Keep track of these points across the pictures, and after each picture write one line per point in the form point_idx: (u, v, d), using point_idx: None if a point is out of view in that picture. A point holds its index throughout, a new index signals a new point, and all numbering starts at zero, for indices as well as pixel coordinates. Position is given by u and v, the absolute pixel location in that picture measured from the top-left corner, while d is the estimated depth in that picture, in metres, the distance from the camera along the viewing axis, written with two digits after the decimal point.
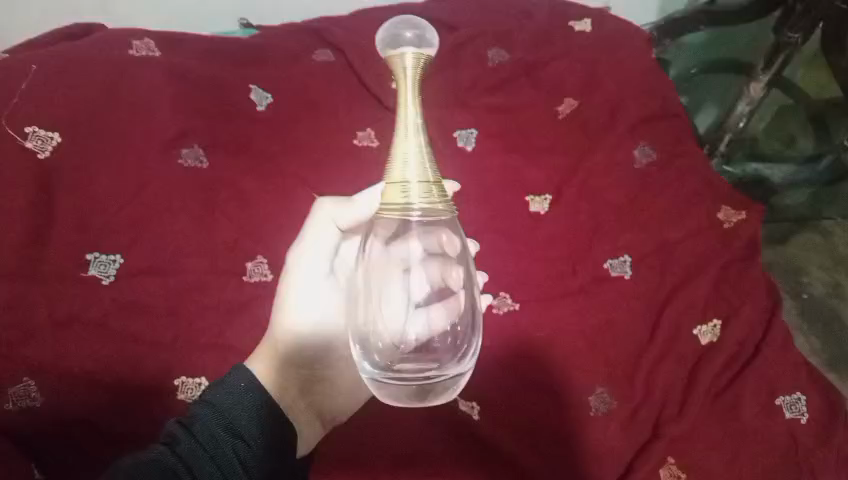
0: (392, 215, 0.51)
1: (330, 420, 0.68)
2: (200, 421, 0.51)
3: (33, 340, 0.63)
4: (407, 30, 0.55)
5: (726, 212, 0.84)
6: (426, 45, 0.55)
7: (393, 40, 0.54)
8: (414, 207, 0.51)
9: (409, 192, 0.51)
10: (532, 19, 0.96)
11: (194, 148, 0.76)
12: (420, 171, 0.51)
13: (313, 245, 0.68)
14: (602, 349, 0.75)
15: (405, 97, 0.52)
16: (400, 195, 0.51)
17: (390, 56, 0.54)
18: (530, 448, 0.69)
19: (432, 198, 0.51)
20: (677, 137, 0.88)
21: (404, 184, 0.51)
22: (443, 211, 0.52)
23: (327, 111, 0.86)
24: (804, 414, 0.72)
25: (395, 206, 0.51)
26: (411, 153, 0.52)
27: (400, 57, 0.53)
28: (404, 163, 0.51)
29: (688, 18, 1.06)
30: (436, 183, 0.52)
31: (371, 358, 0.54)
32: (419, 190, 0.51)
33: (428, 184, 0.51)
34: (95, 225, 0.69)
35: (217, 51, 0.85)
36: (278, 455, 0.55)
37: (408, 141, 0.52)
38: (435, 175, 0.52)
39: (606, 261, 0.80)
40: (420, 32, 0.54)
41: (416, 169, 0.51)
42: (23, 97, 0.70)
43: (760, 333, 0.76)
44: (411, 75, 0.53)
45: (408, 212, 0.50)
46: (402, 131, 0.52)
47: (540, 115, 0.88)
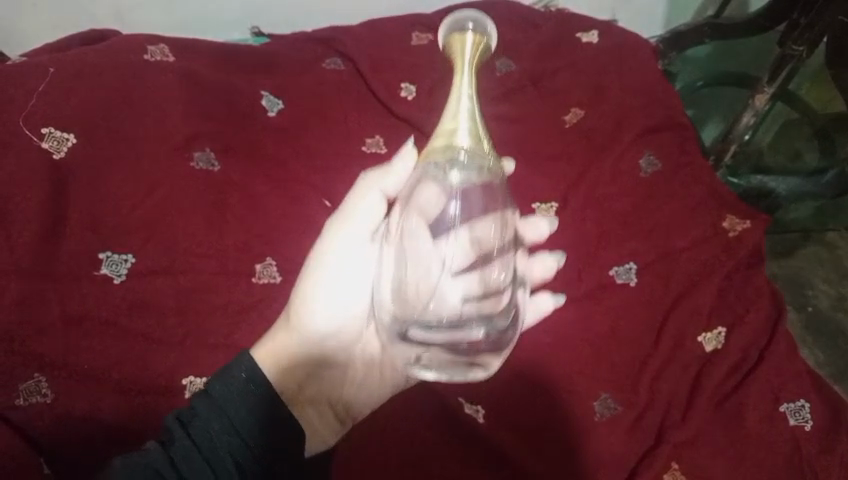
0: (436, 158, 0.52)
1: (347, 416, 0.64)
2: (196, 418, 0.49)
3: (46, 337, 0.64)
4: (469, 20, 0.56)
5: (731, 220, 0.84)
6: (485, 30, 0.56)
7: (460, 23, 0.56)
8: (459, 150, 0.51)
9: (456, 136, 0.51)
10: (539, 31, 0.98)
11: (206, 151, 0.78)
12: (471, 122, 0.52)
13: (352, 219, 0.61)
14: (608, 355, 0.75)
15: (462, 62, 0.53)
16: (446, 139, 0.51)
17: (451, 39, 0.55)
18: (536, 453, 0.69)
19: (479, 145, 0.52)
20: (683, 145, 0.89)
21: (452, 126, 0.51)
22: (487, 165, 0.53)
23: (336, 117, 0.87)
24: (808, 421, 0.72)
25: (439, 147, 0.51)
26: (461, 107, 0.51)
27: (460, 41, 0.55)
28: (454, 115, 0.51)
29: (693, 31, 1.07)
30: (484, 138, 0.52)
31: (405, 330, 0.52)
32: (467, 134, 0.51)
33: (476, 134, 0.52)
34: (108, 225, 0.70)
35: (230, 58, 0.87)
36: (281, 457, 0.51)
37: (461, 94, 0.52)
38: (484, 130, 0.52)
39: (611, 268, 0.81)
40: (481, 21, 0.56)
41: (466, 115, 0.51)
42: (40, 99, 0.71)
43: (765, 341, 0.77)
44: (471, 49, 0.54)
45: (451, 152, 0.51)
46: (456, 89, 0.52)
47: (546, 123, 0.90)
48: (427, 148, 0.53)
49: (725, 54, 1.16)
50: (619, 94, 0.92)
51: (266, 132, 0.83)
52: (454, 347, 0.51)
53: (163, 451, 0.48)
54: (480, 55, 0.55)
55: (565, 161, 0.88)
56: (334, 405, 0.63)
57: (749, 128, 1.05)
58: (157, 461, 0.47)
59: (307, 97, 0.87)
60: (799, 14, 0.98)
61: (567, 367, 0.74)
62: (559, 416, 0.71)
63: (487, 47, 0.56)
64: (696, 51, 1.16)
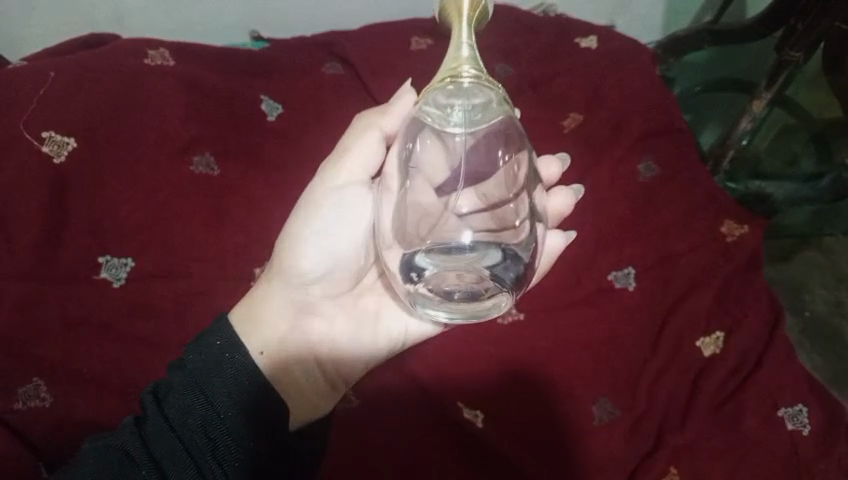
0: (437, 91, 0.50)
1: (340, 380, 0.62)
2: (171, 394, 0.50)
3: (44, 340, 0.65)
4: None
5: (728, 225, 0.85)
6: None
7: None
8: (463, 80, 0.49)
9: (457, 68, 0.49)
10: (538, 36, 0.98)
11: (205, 156, 0.78)
12: (474, 58, 0.51)
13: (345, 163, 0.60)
14: (608, 360, 0.75)
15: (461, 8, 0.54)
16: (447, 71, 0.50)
17: None
18: (536, 456, 0.70)
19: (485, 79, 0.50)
20: (681, 151, 0.89)
21: (452, 58, 0.51)
22: (494, 98, 0.50)
23: (337, 121, 0.87)
24: (805, 426, 0.73)
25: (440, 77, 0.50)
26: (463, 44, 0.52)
27: None
28: (455, 53, 0.51)
29: (691, 37, 1.08)
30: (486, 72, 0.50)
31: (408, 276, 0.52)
32: (469, 66, 0.50)
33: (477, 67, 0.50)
34: (107, 230, 0.70)
35: (229, 62, 0.87)
36: (260, 429, 0.50)
37: (461, 36, 0.52)
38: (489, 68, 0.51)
39: (610, 274, 0.81)
40: None
41: (466, 48, 0.51)
42: (41, 104, 0.71)
43: (762, 346, 0.77)
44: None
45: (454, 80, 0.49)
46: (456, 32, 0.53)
47: (546, 128, 0.90)
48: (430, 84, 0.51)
49: (722, 59, 1.16)
50: (619, 98, 0.92)
51: (266, 135, 0.83)
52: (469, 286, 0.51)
53: (138, 427, 0.49)
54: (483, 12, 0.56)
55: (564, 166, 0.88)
56: (328, 367, 0.61)
57: (747, 132, 1.08)
58: (129, 442, 0.48)
59: (307, 101, 0.87)
60: (797, 18, 0.98)
61: (566, 372, 0.74)
62: (557, 419, 0.71)
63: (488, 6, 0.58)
64: (694, 57, 1.16)
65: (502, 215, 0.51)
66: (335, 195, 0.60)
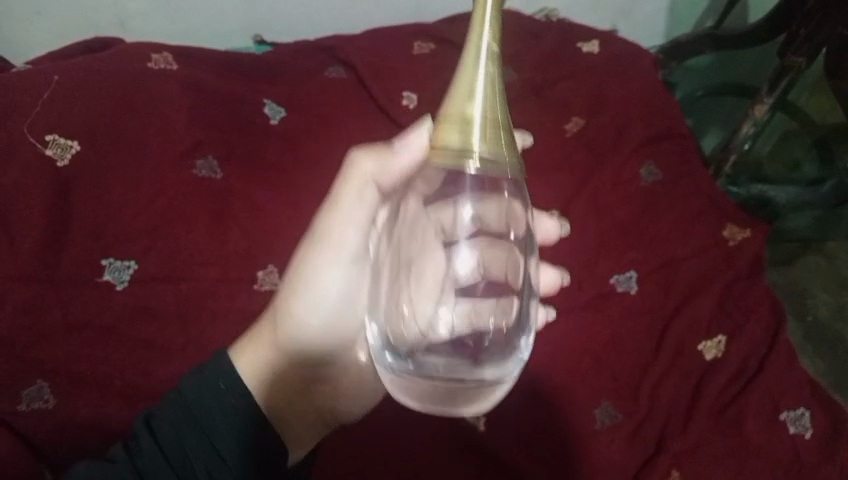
0: (441, 165, 0.38)
1: (332, 419, 0.62)
2: (164, 418, 0.49)
3: (48, 342, 0.65)
4: None
5: (731, 230, 0.85)
6: None
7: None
8: (474, 157, 0.38)
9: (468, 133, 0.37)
10: (539, 42, 0.99)
11: (208, 159, 0.78)
12: (489, 113, 0.38)
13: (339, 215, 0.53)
14: (609, 364, 0.76)
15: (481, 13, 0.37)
16: (455, 135, 0.38)
17: None
18: (537, 460, 0.70)
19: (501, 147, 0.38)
20: (683, 155, 0.90)
21: (463, 123, 0.37)
22: (508, 167, 0.39)
23: (338, 126, 0.87)
24: (807, 430, 0.72)
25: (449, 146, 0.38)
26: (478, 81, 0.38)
27: None
28: (466, 106, 0.37)
29: (694, 41, 1.09)
30: (505, 129, 0.38)
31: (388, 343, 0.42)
32: (483, 133, 0.38)
33: (495, 128, 0.38)
34: (110, 233, 0.71)
35: (232, 66, 0.88)
36: (256, 464, 0.49)
37: (479, 62, 0.37)
38: (507, 115, 0.38)
39: (612, 277, 0.81)
40: None
41: (485, 96, 0.37)
42: (44, 108, 0.72)
43: (765, 350, 0.77)
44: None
45: (463, 157, 0.38)
46: (470, 51, 0.37)
47: (548, 132, 0.91)
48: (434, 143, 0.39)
49: (726, 64, 1.16)
50: (620, 102, 0.92)
51: (268, 139, 0.83)
52: (452, 361, 0.42)
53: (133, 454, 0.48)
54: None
55: (566, 171, 0.88)
56: (322, 410, 0.60)
57: (749, 137, 1.06)
58: (125, 470, 0.47)
59: (309, 105, 0.88)
60: (799, 24, 0.97)
61: (567, 376, 0.74)
62: (558, 423, 0.71)
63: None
64: (698, 61, 1.16)
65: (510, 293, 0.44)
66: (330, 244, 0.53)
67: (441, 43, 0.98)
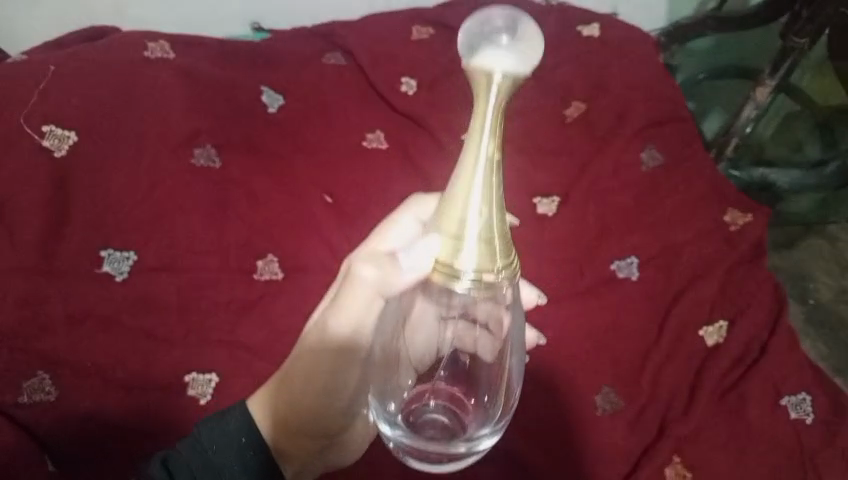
0: (438, 278, 0.41)
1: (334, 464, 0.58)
2: (183, 460, 0.47)
3: (48, 335, 0.65)
4: (502, 33, 0.37)
5: (733, 214, 0.85)
6: (522, 56, 0.36)
7: (476, 41, 0.37)
8: (466, 277, 0.39)
9: (461, 255, 0.39)
10: (539, 26, 0.98)
11: (206, 148, 0.77)
12: (484, 234, 0.39)
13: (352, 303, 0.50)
14: (610, 350, 0.75)
15: (480, 124, 0.37)
16: (450, 254, 0.39)
17: (472, 70, 0.37)
18: (541, 449, 0.68)
19: (496, 265, 0.39)
20: (684, 140, 0.89)
21: (456, 243, 0.39)
22: (503, 280, 0.40)
23: (337, 113, 0.87)
24: (809, 415, 0.72)
25: (444, 264, 0.40)
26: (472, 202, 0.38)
27: (486, 78, 0.36)
28: (460, 227, 0.38)
29: (694, 24, 1.06)
30: (501, 245, 0.39)
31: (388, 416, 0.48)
32: (476, 254, 0.39)
33: (490, 245, 0.39)
34: (108, 223, 0.70)
35: (230, 54, 0.87)
36: None
37: (475, 179, 0.38)
38: (500, 232, 0.39)
39: (613, 263, 0.81)
40: (515, 39, 0.37)
41: (479, 219, 0.38)
42: (41, 98, 0.72)
43: (766, 335, 0.77)
44: (494, 104, 0.36)
45: (454, 277, 0.40)
46: (468, 163, 0.38)
47: (548, 118, 0.90)
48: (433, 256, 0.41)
49: (727, 46, 1.15)
50: (621, 87, 0.92)
51: (267, 126, 0.83)
52: (443, 429, 0.48)
53: None
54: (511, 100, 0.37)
55: (567, 156, 0.88)
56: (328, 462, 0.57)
57: (751, 120, 1.05)
58: None
59: (308, 92, 0.87)
60: (800, 5, 0.97)
61: (568, 362, 0.74)
62: (561, 409, 0.71)
63: (515, 81, 0.36)
64: (698, 44, 1.15)
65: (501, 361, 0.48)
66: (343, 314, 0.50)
67: (441, 28, 0.98)
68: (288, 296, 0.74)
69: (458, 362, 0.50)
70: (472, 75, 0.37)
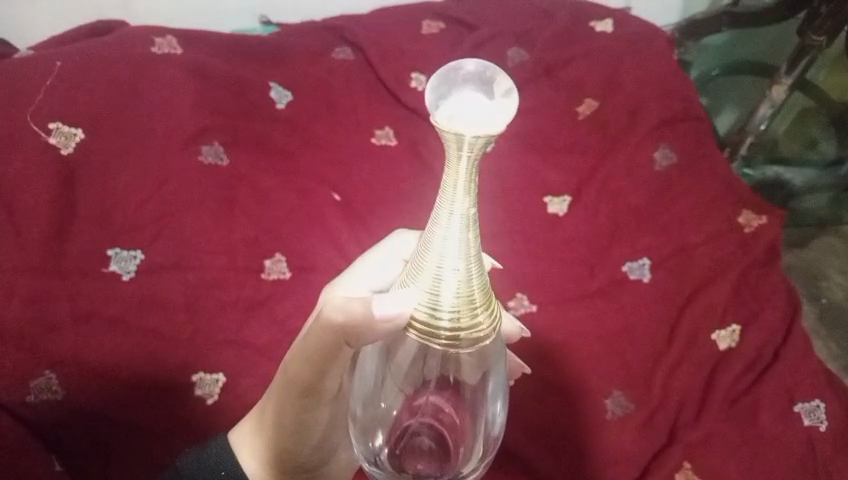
0: (414, 333, 0.39)
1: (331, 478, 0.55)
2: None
3: (54, 333, 0.63)
4: (468, 77, 0.34)
5: (747, 217, 0.84)
6: (494, 108, 0.34)
7: (442, 95, 0.34)
8: (443, 332, 0.38)
9: (439, 315, 0.38)
10: (551, 21, 0.97)
11: (213, 145, 0.77)
12: (462, 288, 0.37)
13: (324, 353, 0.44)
14: (622, 353, 0.74)
15: (453, 184, 0.35)
16: (426, 314, 0.38)
17: (440, 128, 0.34)
18: (549, 452, 0.68)
19: (475, 320, 0.38)
20: (698, 139, 0.88)
21: (433, 299, 0.38)
22: (485, 334, 0.39)
23: (346, 110, 0.86)
24: (823, 422, 0.71)
25: (419, 325, 0.39)
26: (449, 256, 0.37)
27: (455, 139, 0.33)
28: (436, 282, 0.37)
29: (709, 20, 1.04)
30: (480, 298, 0.38)
31: (374, 454, 0.47)
32: (455, 303, 0.38)
33: (468, 301, 0.38)
34: (116, 222, 0.70)
35: (238, 48, 0.86)
36: None
37: (449, 234, 0.36)
38: (477, 285, 0.38)
39: (625, 264, 0.80)
40: (484, 84, 0.34)
41: (458, 281, 0.37)
42: (47, 94, 0.71)
43: (779, 340, 0.76)
44: (468, 161, 0.34)
45: (432, 340, 0.39)
46: (442, 218, 0.36)
47: (559, 115, 0.89)
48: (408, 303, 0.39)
49: (739, 42, 1.13)
50: (634, 84, 0.90)
51: (275, 123, 0.82)
52: (432, 464, 0.47)
53: None
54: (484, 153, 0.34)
55: (579, 154, 0.86)
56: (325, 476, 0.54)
57: (767, 118, 1.04)
58: None
59: (316, 88, 0.86)
60: (820, 2, 0.95)
61: (579, 365, 0.73)
62: (570, 413, 0.70)
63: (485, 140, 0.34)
64: (712, 39, 1.12)
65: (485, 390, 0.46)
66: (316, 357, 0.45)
67: (452, 22, 0.96)
68: (296, 296, 0.74)
69: (445, 389, 0.45)
70: (442, 135, 0.34)
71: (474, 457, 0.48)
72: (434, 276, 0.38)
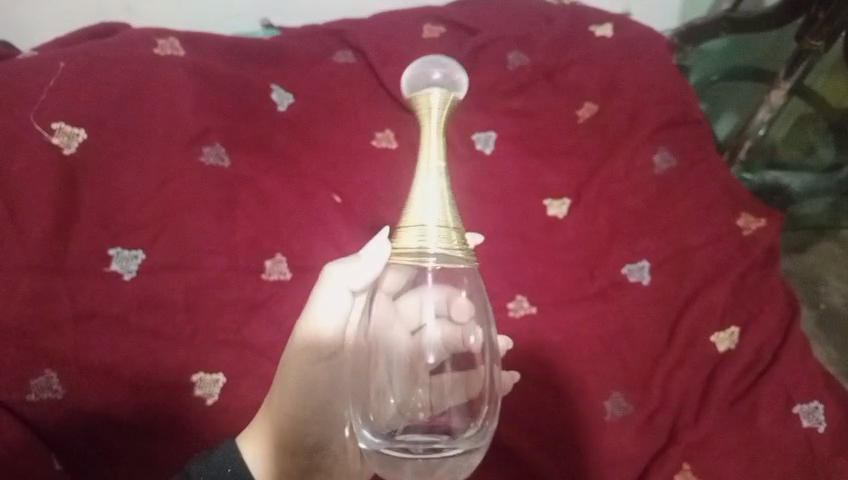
0: (408, 260, 0.53)
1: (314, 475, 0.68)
2: None
3: (55, 332, 0.64)
4: (436, 70, 0.58)
5: (745, 219, 0.85)
6: (454, 86, 0.58)
7: (419, 75, 0.58)
8: (431, 252, 0.52)
9: (426, 235, 0.53)
10: (552, 25, 0.97)
11: (215, 146, 0.77)
12: (443, 222, 0.53)
13: (328, 311, 0.63)
14: (619, 354, 0.75)
15: (428, 135, 0.56)
16: (417, 239, 0.53)
17: (418, 96, 0.57)
18: (546, 452, 0.69)
19: (453, 245, 0.53)
20: (697, 142, 0.88)
21: (422, 227, 0.53)
22: (461, 262, 0.53)
23: (347, 112, 0.87)
24: (821, 424, 0.71)
25: (412, 250, 0.53)
26: (432, 192, 0.54)
27: (426, 97, 0.57)
28: (422, 208, 0.54)
29: (707, 24, 1.05)
30: (457, 230, 0.54)
31: (372, 428, 0.56)
32: (439, 236, 0.53)
33: (448, 229, 0.53)
34: (118, 221, 0.70)
35: (240, 50, 0.87)
36: None
37: (428, 175, 0.54)
38: (456, 222, 0.54)
39: (624, 266, 0.81)
40: (448, 72, 0.58)
41: (441, 207, 0.54)
42: (51, 94, 0.71)
43: (778, 341, 0.76)
44: (437, 114, 0.56)
45: (423, 256, 0.52)
46: (424, 167, 0.55)
47: (559, 118, 0.89)
48: (396, 250, 0.54)
49: (739, 48, 1.14)
50: (633, 88, 0.91)
51: (276, 125, 0.82)
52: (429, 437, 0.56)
53: None
54: (447, 114, 0.57)
55: (579, 157, 0.87)
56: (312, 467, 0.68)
57: (765, 123, 1.04)
58: None
59: (318, 90, 0.86)
60: (819, 7, 0.95)
61: (577, 367, 0.74)
62: (567, 414, 0.71)
63: (454, 99, 0.58)
64: (711, 46, 1.13)
65: (453, 405, 0.59)
66: (317, 356, 0.65)
67: (452, 26, 0.97)
68: (296, 296, 0.74)
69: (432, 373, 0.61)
70: (419, 103, 0.57)
71: (471, 429, 0.57)
72: (419, 212, 0.54)
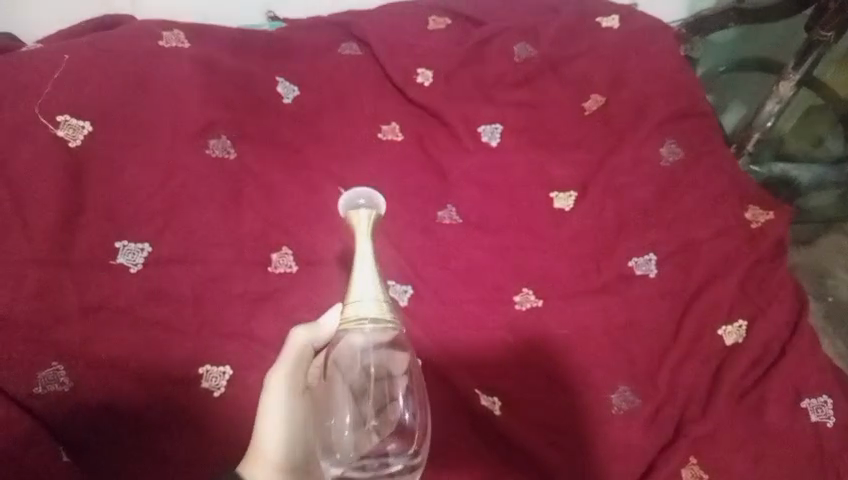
0: (348, 326, 0.59)
1: None
2: None
3: (62, 325, 0.64)
4: (361, 199, 0.73)
5: (753, 211, 0.83)
6: (376, 208, 0.72)
7: (351, 200, 0.73)
8: (368, 320, 0.59)
9: (362, 309, 0.59)
10: (559, 16, 0.96)
11: (221, 139, 0.77)
12: (377, 284, 0.60)
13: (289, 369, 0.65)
14: (626, 347, 0.75)
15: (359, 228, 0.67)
16: (354, 312, 0.59)
17: (346, 215, 0.70)
18: (553, 446, 0.69)
19: (385, 311, 0.60)
20: (704, 134, 0.88)
21: (353, 296, 0.60)
22: (392, 325, 0.60)
23: (353, 105, 0.86)
24: (830, 418, 0.71)
25: (352, 320, 0.59)
26: (365, 267, 0.61)
27: (354, 216, 0.69)
28: (357, 275, 0.60)
29: (717, 15, 1.04)
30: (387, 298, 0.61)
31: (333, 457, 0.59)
32: (373, 305, 0.59)
33: (380, 301, 0.59)
34: (124, 214, 0.69)
35: (245, 42, 0.86)
36: None
37: (361, 249, 0.63)
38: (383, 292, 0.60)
39: (631, 259, 0.80)
40: (370, 199, 0.73)
41: (374, 282, 0.60)
42: (55, 86, 0.71)
43: (787, 335, 0.75)
44: (367, 219, 0.68)
45: (360, 322, 0.59)
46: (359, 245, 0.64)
47: (565, 111, 0.89)
48: (344, 318, 0.60)
49: (748, 39, 1.13)
50: (641, 80, 0.90)
51: (282, 118, 0.82)
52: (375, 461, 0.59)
53: None
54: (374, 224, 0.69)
55: (585, 150, 0.87)
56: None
57: (774, 114, 1.02)
58: None
59: (323, 83, 0.86)
60: None
61: (584, 360, 0.74)
62: (574, 407, 0.71)
63: (377, 217, 0.70)
64: (718, 36, 1.12)
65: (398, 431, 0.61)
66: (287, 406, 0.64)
67: (458, 18, 0.96)
68: (302, 289, 0.74)
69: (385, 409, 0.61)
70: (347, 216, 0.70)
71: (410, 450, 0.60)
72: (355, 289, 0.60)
